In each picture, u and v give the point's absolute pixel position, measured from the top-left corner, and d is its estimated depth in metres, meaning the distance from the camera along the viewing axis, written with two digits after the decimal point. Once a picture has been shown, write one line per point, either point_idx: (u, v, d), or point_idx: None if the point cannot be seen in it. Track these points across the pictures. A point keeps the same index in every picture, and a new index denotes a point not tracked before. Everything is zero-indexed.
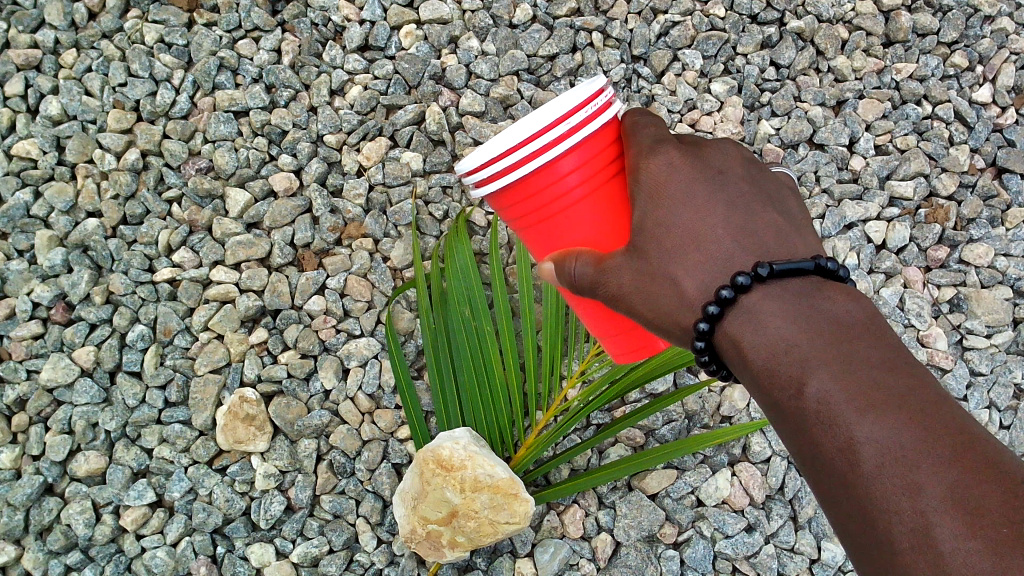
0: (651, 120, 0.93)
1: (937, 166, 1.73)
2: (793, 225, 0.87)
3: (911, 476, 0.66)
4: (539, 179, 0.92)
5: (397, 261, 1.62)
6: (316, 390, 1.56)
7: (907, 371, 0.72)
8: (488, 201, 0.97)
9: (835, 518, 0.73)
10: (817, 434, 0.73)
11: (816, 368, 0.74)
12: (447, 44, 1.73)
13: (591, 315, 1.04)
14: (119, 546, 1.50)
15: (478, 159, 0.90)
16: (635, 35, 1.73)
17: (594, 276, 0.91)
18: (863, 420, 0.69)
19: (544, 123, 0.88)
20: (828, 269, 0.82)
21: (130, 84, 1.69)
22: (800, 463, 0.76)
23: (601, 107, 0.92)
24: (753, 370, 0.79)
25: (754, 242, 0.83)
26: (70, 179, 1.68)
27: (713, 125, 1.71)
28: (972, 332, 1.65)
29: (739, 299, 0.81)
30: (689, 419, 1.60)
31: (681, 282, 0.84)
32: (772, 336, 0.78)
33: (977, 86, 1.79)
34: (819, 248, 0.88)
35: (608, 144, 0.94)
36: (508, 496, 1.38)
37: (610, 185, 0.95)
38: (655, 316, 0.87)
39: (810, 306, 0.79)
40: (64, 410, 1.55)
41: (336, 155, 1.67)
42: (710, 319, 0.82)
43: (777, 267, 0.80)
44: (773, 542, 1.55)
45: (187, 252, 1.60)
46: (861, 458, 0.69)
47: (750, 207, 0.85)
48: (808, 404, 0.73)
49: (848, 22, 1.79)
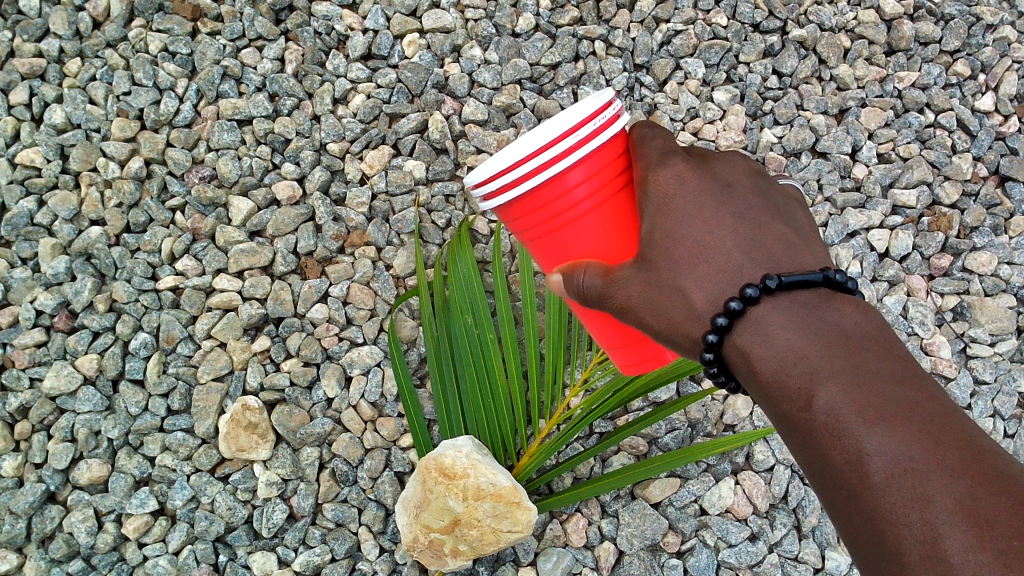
0: (658, 132, 0.93)
1: (939, 174, 1.73)
2: (801, 238, 0.86)
3: (921, 488, 0.67)
4: (547, 191, 0.92)
5: (400, 269, 1.62)
6: (319, 398, 1.56)
7: (916, 384, 0.72)
8: (496, 212, 0.98)
9: (845, 530, 0.73)
10: (826, 446, 0.73)
11: (824, 380, 0.74)
12: (450, 52, 1.74)
13: (599, 327, 1.04)
14: (121, 555, 1.50)
15: (486, 171, 0.90)
16: (638, 44, 1.74)
17: (602, 287, 0.91)
18: (871, 432, 0.70)
19: (553, 135, 0.88)
20: (837, 281, 0.81)
21: (134, 92, 1.70)
22: (810, 475, 0.77)
23: (609, 119, 0.92)
24: (761, 382, 0.79)
25: (763, 254, 0.83)
26: (74, 187, 1.68)
27: (715, 133, 1.71)
28: (976, 340, 1.65)
29: (748, 311, 0.80)
30: (692, 427, 1.60)
31: (690, 294, 0.84)
32: (780, 348, 0.78)
33: (980, 94, 1.79)
34: (828, 260, 0.87)
35: (616, 157, 0.94)
36: (511, 505, 1.38)
37: (617, 197, 0.95)
38: (663, 328, 0.87)
39: (819, 318, 0.78)
40: (67, 418, 1.55)
41: (339, 164, 1.67)
42: (719, 330, 0.82)
43: (786, 279, 0.79)
44: (778, 551, 1.54)
45: (190, 260, 1.61)
46: (870, 470, 0.69)
47: (758, 220, 0.85)
48: (817, 416, 0.74)
49: (850, 31, 1.80)
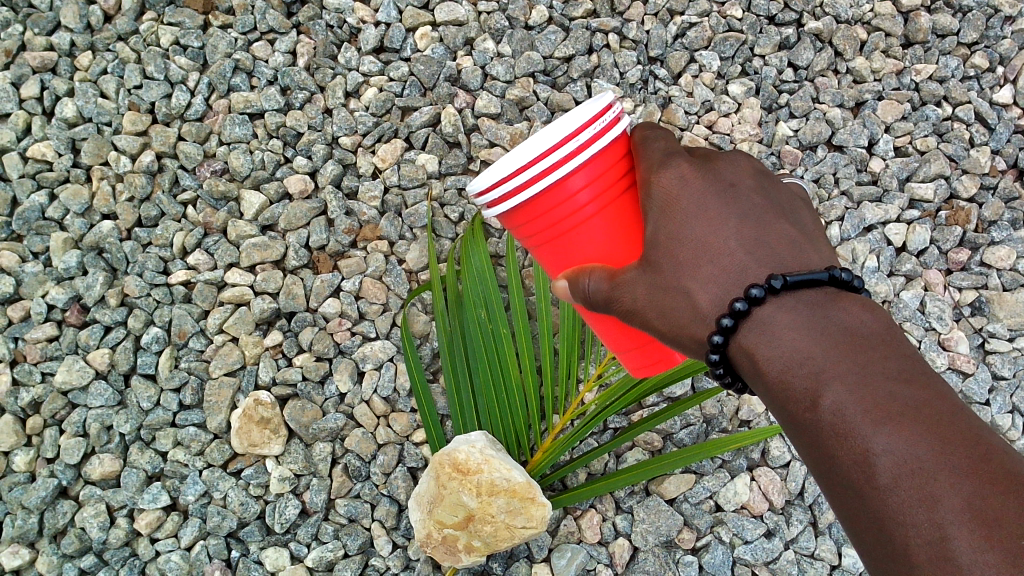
0: (661, 134, 0.91)
1: (957, 168, 1.71)
2: (807, 237, 0.86)
3: (929, 489, 0.65)
4: (550, 197, 0.91)
5: (412, 263, 1.61)
6: (331, 394, 1.55)
7: (923, 383, 0.71)
8: (500, 219, 0.96)
9: (852, 531, 0.72)
10: (833, 446, 0.71)
11: (831, 380, 0.73)
12: (463, 46, 1.72)
13: (607, 331, 1.03)
14: (133, 550, 1.50)
15: (489, 177, 0.89)
16: (652, 36, 1.72)
17: (608, 291, 0.89)
18: (878, 432, 0.68)
19: (554, 140, 0.87)
20: (843, 280, 0.80)
21: (146, 86, 1.69)
22: (816, 475, 0.75)
23: (610, 122, 0.91)
24: (768, 383, 0.78)
25: (768, 254, 0.82)
26: (85, 181, 1.68)
27: (731, 127, 1.70)
28: (995, 336, 1.63)
29: (754, 311, 0.79)
30: (708, 422, 1.58)
31: (696, 296, 0.83)
32: (787, 349, 0.77)
33: (998, 87, 1.77)
34: (834, 259, 0.86)
35: (619, 159, 0.93)
36: (525, 500, 1.37)
37: (621, 199, 0.93)
38: (670, 329, 0.85)
39: (826, 317, 0.77)
40: (79, 413, 1.55)
41: (351, 157, 1.66)
42: (725, 331, 0.80)
43: (791, 279, 0.78)
44: (794, 548, 1.53)
45: (202, 255, 1.60)
46: (878, 471, 0.68)
47: (762, 219, 0.84)
48: (822, 417, 0.72)
49: (867, 23, 1.78)
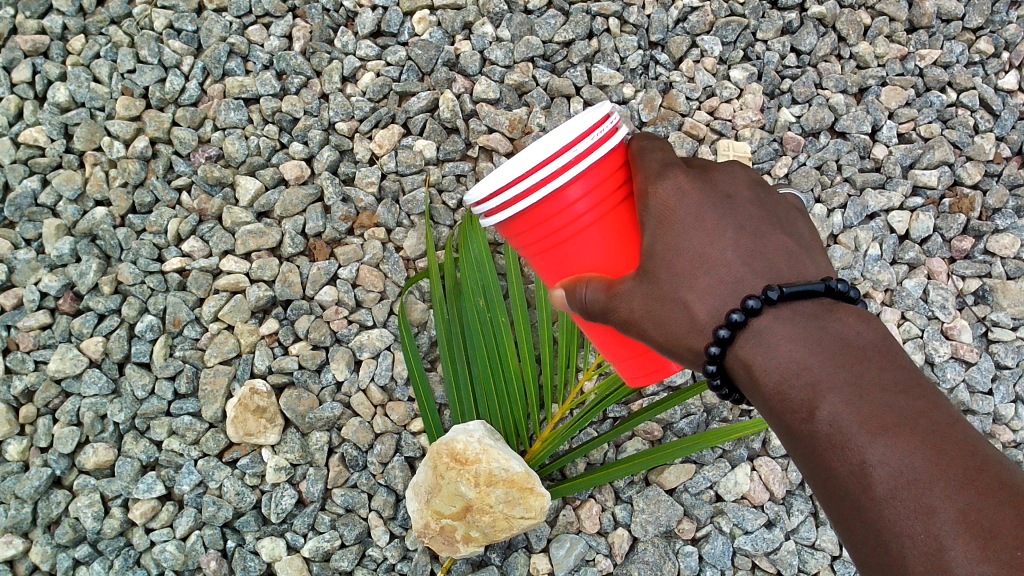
0: (659, 144, 0.89)
1: (962, 155, 1.69)
2: (803, 249, 0.83)
3: (924, 500, 0.64)
4: (548, 207, 0.89)
5: (409, 251, 1.59)
6: (328, 381, 1.54)
7: (920, 394, 0.69)
8: (497, 229, 0.95)
9: (849, 544, 0.70)
10: (830, 458, 0.70)
11: (827, 391, 0.71)
12: (460, 30, 1.70)
13: (604, 340, 1.01)
14: (128, 540, 1.49)
15: (486, 188, 0.87)
16: (652, 21, 1.69)
17: (604, 301, 0.88)
18: (874, 443, 0.67)
19: (549, 152, 0.85)
20: (839, 290, 0.78)
21: (139, 70, 1.66)
22: (814, 486, 0.73)
23: (608, 132, 0.88)
24: (764, 394, 0.76)
25: (765, 264, 0.80)
26: (78, 167, 1.66)
27: (732, 113, 1.68)
28: (998, 324, 1.62)
29: (751, 322, 0.77)
30: (708, 412, 1.56)
31: (692, 306, 0.81)
32: (783, 359, 0.75)
33: (1004, 73, 1.75)
34: (831, 270, 0.84)
35: (616, 169, 0.91)
36: (524, 490, 1.35)
37: (619, 208, 0.92)
38: (666, 340, 0.83)
39: (821, 328, 0.75)
40: (72, 402, 1.53)
41: (348, 143, 1.63)
42: (721, 342, 0.78)
43: (787, 289, 0.76)
44: (795, 539, 1.51)
45: (196, 242, 1.58)
46: (874, 481, 0.66)
47: (760, 230, 0.82)
48: (819, 428, 0.71)
49: (870, 7, 1.74)
